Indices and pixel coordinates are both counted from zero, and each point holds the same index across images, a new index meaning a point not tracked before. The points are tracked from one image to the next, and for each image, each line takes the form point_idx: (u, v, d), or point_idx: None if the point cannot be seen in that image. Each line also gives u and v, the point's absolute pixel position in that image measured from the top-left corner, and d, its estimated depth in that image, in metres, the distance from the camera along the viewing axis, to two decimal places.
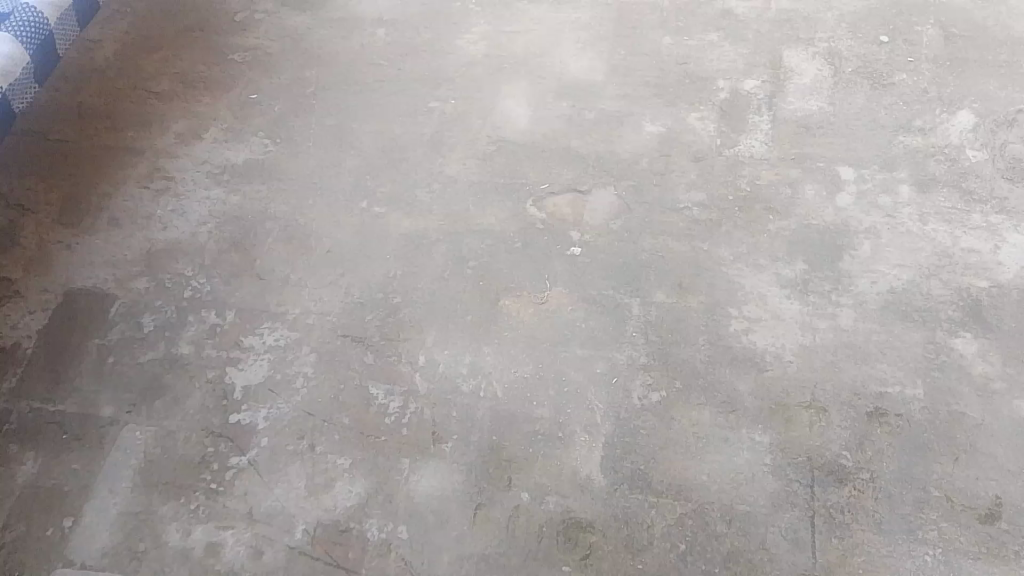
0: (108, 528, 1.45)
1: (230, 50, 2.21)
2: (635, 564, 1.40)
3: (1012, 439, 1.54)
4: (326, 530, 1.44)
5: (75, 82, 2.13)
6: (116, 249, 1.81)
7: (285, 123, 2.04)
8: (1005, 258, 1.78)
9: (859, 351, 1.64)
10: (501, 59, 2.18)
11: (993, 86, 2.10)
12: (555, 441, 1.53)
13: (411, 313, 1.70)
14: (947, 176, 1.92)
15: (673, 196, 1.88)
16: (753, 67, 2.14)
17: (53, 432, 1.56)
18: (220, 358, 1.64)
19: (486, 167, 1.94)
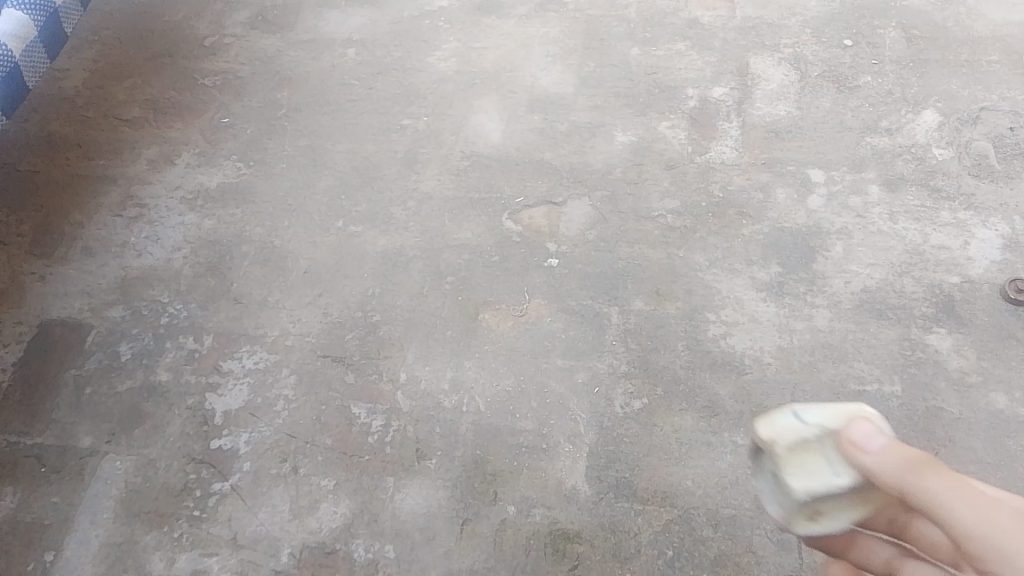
0: (90, 561, 1.43)
1: (201, 74, 2.21)
2: (623, 573, 1.40)
3: (988, 432, 1.56)
4: (313, 553, 1.43)
5: (44, 112, 2.12)
6: (91, 278, 1.79)
7: (259, 145, 2.04)
8: (974, 254, 1.82)
9: (836, 351, 1.66)
10: (472, 74, 2.20)
11: (955, 86, 2.14)
12: (539, 453, 1.53)
13: (391, 331, 1.70)
14: (915, 175, 1.95)
15: (647, 204, 1.90)
16: (721, 74, 2.17)
17: (31, 465, 1.54)
18: (199, 384, 1.63)
19: (461, 182, 1.95)
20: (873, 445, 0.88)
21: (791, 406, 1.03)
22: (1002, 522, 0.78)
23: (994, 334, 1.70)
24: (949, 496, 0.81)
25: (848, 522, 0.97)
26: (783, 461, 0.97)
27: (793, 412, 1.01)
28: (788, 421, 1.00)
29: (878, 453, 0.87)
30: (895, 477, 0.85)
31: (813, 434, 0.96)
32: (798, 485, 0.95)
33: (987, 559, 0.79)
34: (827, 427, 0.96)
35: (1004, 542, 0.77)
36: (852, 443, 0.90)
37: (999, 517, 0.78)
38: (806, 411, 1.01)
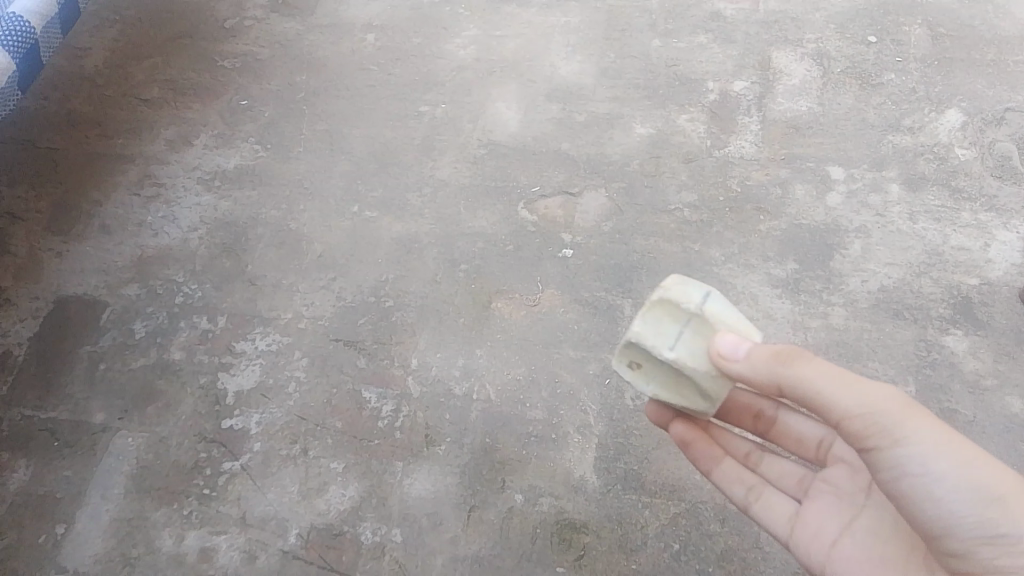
0: (101, 535, 1.45)
1: (220, 56, 2.22)
2: (629, 565, 1.40)
3: (1003, 436, 1.55)
4: (320, 535, 1.44)
5: (65, 90, 2.13)
6: (107, 255, 1.81)
7: (276, 128, 2.04)
8: (994, 256, 1.79)
9: (851, 350, 1.65)
10: (491, 63, 2.19)
11: (981, 85, 2.11)
12: (549, 443, 1.53)
13: (403, 317, 1.70)
14: (937, 175, 1.93)
15: (664, 197, 1.89)
16: (742, 68, 2.15)
17: (44, 439, 1.55)
18: (211, 363, 1.64)
19: (477, 170, 1.95)
20: (733, 351, 1.06)
21: (712, 289, 1.17)
22: (879, 402, 1.00)
23: (1013, 337, 1.68)
24: (822, 380, 1.02)
25: (653, 387, 1.20)
26: (653, 307, 1.16)
27: (706, 295, 1.16)
28: (691, 292, 1.15)
29: (736, 358, 1.06)
30: (757, 371, 1.05)
31: (692, 307, 1.14)
32: (639, 328, 1.15)
33: (867, 431, 1.01)
34: (705, 316, 1.14)
35: (880, 416, 0.99)
36: (716, 351, 1.08)
37: (875, 397, 1.00)
38: (715, 300, 1.17)
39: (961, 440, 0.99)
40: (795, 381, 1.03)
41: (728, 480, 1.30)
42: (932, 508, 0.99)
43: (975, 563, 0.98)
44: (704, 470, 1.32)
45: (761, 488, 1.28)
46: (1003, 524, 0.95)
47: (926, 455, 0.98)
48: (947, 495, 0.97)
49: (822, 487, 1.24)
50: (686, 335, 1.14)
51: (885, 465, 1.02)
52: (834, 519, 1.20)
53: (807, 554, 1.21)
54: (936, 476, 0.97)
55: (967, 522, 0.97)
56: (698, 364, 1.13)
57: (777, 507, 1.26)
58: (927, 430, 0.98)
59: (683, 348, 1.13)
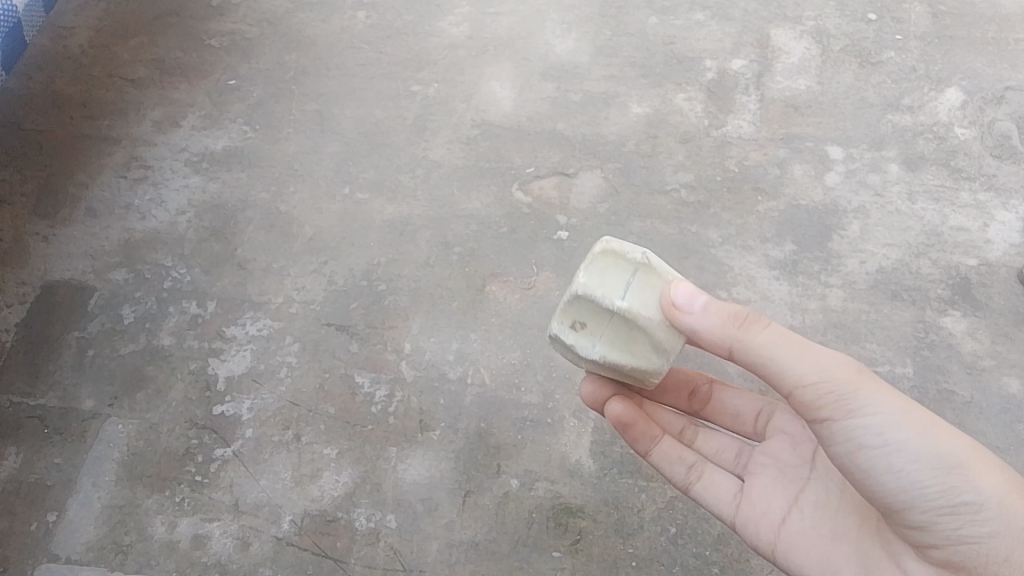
0: (92, 523, 1.43)
1: (208, 35, 2.17)
2: (625, 549, 1.39)
3: (1000, 417, 1.54)
4: (314, 521, 1.43)
5: (49, 70, 2.08)
6: (95, 239, 1.77)
7: (266, 109, 2.00)
8: (993, 236, 1.78)
9: (849, 331, 1.63)
10: (485, 41, 2.14)
11: (981, 64, 2.08)
12: (544, 427, 1.51)
13: (396, 300, 1.67)
14: (936, 154, 1.90)
15: (661, 177, 1.86)
16: (740, 46, 2.12)
17: (33, 426, 1.53)
18: (202, 349, 1.62)
19: (471, 151, 1.92)
20: (695, 305, 1.07)
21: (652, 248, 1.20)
22: (835, 373, 1.03)
23: (1011, 318, 1.66)
24: (781, 347, 1.03)
25: (599, 348, 1.17)
26: (598, 258, 1.14)
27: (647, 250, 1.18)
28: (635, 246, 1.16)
29: (697, 312, 1.06)
30: (718, 329, 1.06)
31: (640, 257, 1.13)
32: (586, 279, 1.13)
33: (825, 404, 1.03)
34: (653, 265, 1.13)
35: (836, 388, 1.02)
36: (676, 303, 1.08)
37: (830, 366, 1.03)
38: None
39: (915, 411, 1.03)
40: (753, 347, 1.04)
41: (670, 461, 1.29)
42: (892, 480, 1.02)
43: (934, 531, 1.02)
44: (645, 451, 1.29)
45: (703, 466, 1.28)
46: (962, 491, 0.99)
47: (884, 427, 1.01)
48: (907, 467, 1.00)
49: (763, 463, 1.26)
50: (635, 286, 1.12)
51: (842, 438, 1.04)
52: (779, 494, 1.22)
53: (754, 531, 1.22)
54: (896, 447, 1.01)
55: (928, 492, 1.00)
56: (649, 313, 1.11)
57: (720, 485, 1.26)
58: (883, 401, 1.02)
59: (633, 297, 1.12)
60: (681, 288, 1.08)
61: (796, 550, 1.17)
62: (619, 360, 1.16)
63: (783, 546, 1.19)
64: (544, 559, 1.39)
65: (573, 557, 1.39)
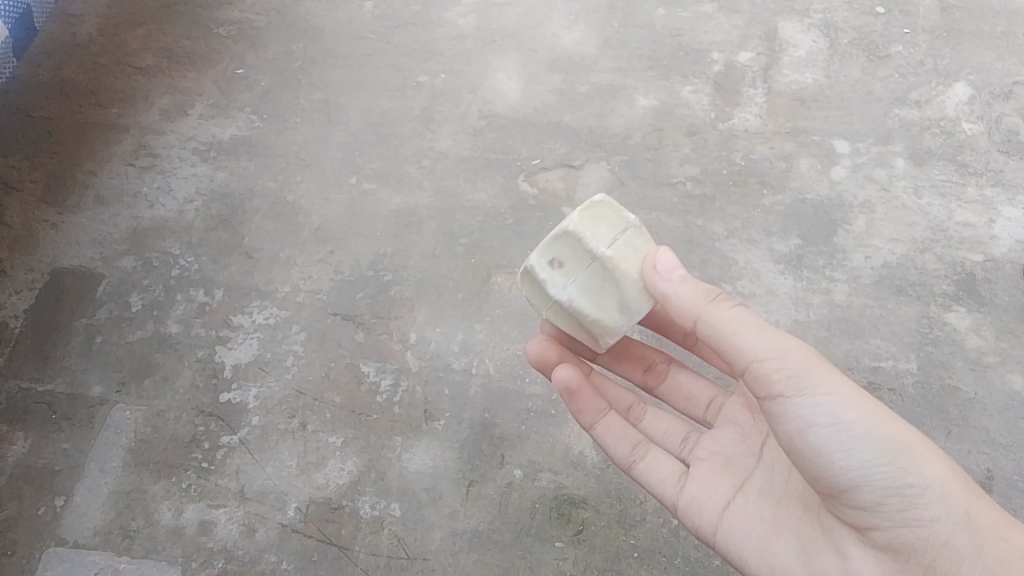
0: (100, 508, 1.45)
1: (215, 24, 2.17)
2: (627, 540, 1.41)
3: (1003, 413, 1.55)
4: (319, 508, 1.44)
5: (57, 58, 2.08)
6: (103, 227, 1.78)
7: (273, 98, 2.01)
8: (999, 232, 1.78)
9: (853, 326, 1.64)
10: (492, 31, 2.14)
11: (989, 58, 2.07)
12: (548, 418, 1.52)
13: (402, 291, 1.68)
14: (943, 150, 1.90)
15: (667, 170, 1.86)
16: (748, 39, 2.11)
17: (42, 412, 1.54)
18: (208, 337, 1.63)
19: (477, 142, 1.92)
20: (676, 272, 1.10)
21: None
22: (791, 351, 1.03)
23: (1015, 314, 1.67)
24: (742, 325, 1.05)
25: (570, 292, 1.16)
26: (597, 204, 1.17)
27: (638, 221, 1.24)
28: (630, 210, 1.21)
29: (674, 281, 1.10)
30: (689, 300, 1.08)
31: (633, 221, 1.18)
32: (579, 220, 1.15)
33: (779, 380, 1.02)
34: (642, 232, 1.18)
35: (791, 364, 1.02)
36: (660, 265, 1.11)
37: (786, 345, 1.03)
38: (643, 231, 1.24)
39: (865, 395, 1.03)
40: (716, 324, 1.06)
41: (613, 437, 1.28)
42: (841, 461, 1.00)
43: (879, 514, 1.00)
44: (589, 424, 1.28)
45: (647, 446, 1.27)
46: (909, 473, 0.98)
47: (837, 406, 1.00)
48: (856, 447, 0.99)
49: (709, 449, 1.25)
50: (622, 242, 1.15)
51: (793, 417, 1.02)
52: (723, 479, 1.20)
53: (695, 513, 1.20)
54: (847, 427, 0.99)
55: (876, 472, 0.98)
56: (630, 269, 1.14)
57: (663, 466, 1.25)
58: (836, 381, 1.02)
59: (618, 250, 1.14)
60: (665, 255, 1.12)
61: (738, 533, 1.15)
62: (587, 308, 1.16)
63: (726, 530, 1.16)
64: (547, 548, 1.40)
65: (576, 547, 1.40)
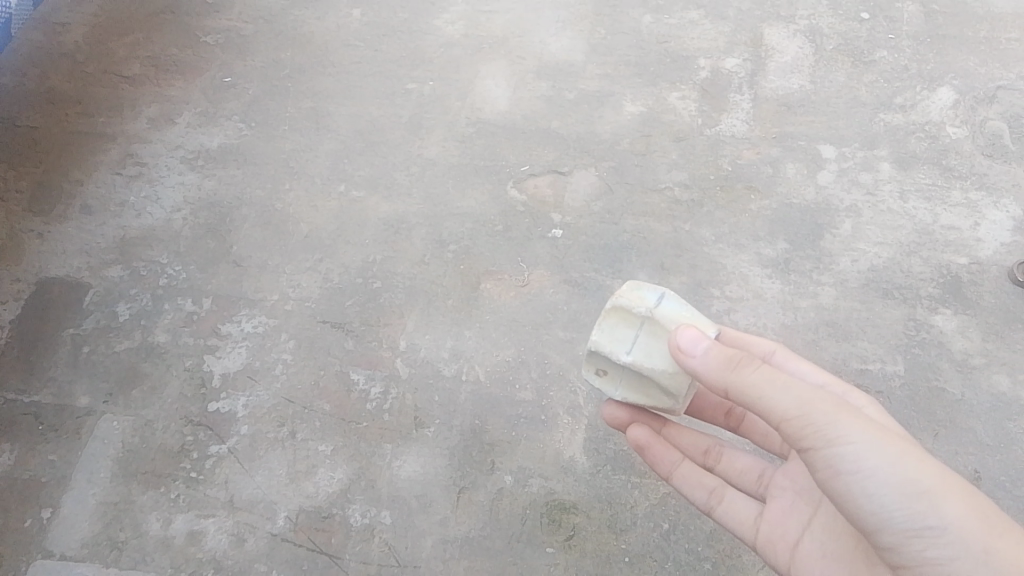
0: (87, 519, 1.43)
1: (203, 32, 2.17)
2: (618, 545, 1.40)
3: (990, 414, 1.55)
4: (309, 517, 1.43)
5: (43, 67, 2.07)
6: (90, 237, 1.77)
7: (261, 106, 2.01)
8: (985, 235, 1.79)
9: (841, 329, 1.65)
10: (480, 39, 2.15)
11: (973, 63, 2.09)
12: (539, 424, 1.52)
13: (391, 298, 1.68)
14: (928, 154, 1.92)
15: (654, 176, 1.87)
16: (734, 45, 2.13)
17: (28, 423, 1.53)
18: (197, 346, 1.62)
19: (465, 149, 1.92)
20: (698, 349, 1.05)
21: (667, 290, 1.20)
22: (815, 404, 0.99)
23: (1001, 317, 1.68)
24: (767, 385, 1.01)
25: (620, 391, 1.23)
26: (609, 312, 1.18)
27: (661, 296, 1.18)
28: (643, 298, 1.17)
29: (699, 354, 1.05)
30: (716, 373, 1.04)
31: (646, 310, 1.16)
32: (598, 338, 1.19)
33: (804, 434, 0.99)
34: (659, 318, 1.15)
35: (815, 419, 0.98)
36: (680, 347, 1.07)
37: (810, 398, 0.99)
38: (670, 301, 1.18)
39: (893, 437, 0.98)
40: (742, 389, 1.02)
41: (690, 485, 1.30)
42: (866, 505, 0.97)
43: (902, 553, 0.98)
44: (665, 474, 1.31)
45: (723, 490, 1.28)
46: (928, 515, 0.94)
47: (859, 454, 0.96)
48: (877, 492, 0.96)
49: (781, 485, 1.24)
50: (642, 339, 1.17)
51: (820, 466, 1.00)
52: (793, 517, 1.20)
53: (771, 552, 1.21)
54: (868, 475, 0.96)
55: (896, 515, 0.96)
56: (655, 364, 1.16)
57: (741, 509, 1.26)
58: (860, 428, 0.97)
59: (639, 351, 1.17)
60: (683, 332, 1.07)
61: (808, 570, 1.16)
62: (638, 398, 1.23)
63: (798, 568, 1.17)
64: (538, 554, 1.39)
65: (567, 553, 1.39)
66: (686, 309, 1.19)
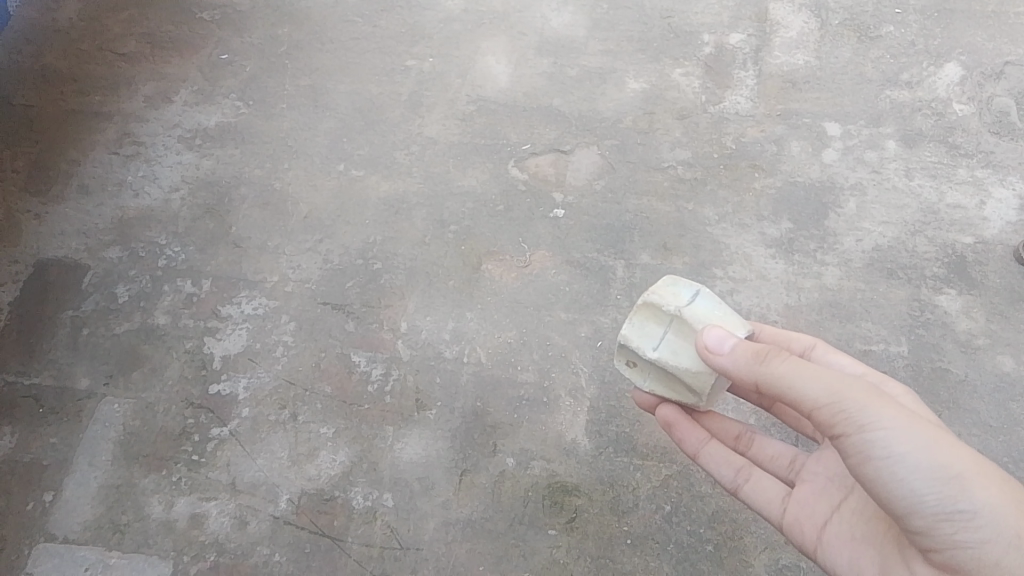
0: (90, 502, 1.43)
1: (199, 8, 2.13)
2: (620, 526, 1.40)
3: (993, 395, 1.55)
4: (311, 499, 1.43)
5: (37, 44, 2.04)
6: (87, 218, 1.75)
7: (258, 84, 1.98)
8: (990, 214, 1.77)
9: (844, 310, 1.63)
10: (480, 14, 2.12)
11: (981, 38, 2.06)
12: (541, 406, 1.52)
13: (392, 279, 1.67)
14: (934, 131, 1.89)
15: (658, 154, 1.85)
16: (738, 20, 2.09)
17: (29, 405, 1.52)
18: (197, 328, 1.61)
19: (466, 128, 1.90)
20: (725, 347, 1.08)
21: (703, 288, 1.21)
22: (846, 390, 0.99)
23: (1006, 297, 1.67)
24: (797, 375, 1.01)
25: (648, 383, 1.26)
26: (640, 308, 1.21)
27: (694, 294, 1.20)
28: (676, 296, 1.19)
29: (726, 352, 1.08)
30: (743, 367, 1.06)
31: (675, 309, 1.18)
32: (627, 332, 1.22)
33: (836, 420, 0.99)
34: (687, 317, 1.17)
35: (847, 406, 0.98)
36: (707, 346, 1.09)
37: (842, 386, 0.99)
38: (704, 300, 1.20)
39: (925, 423, 0.98)
40: (773, 378, 1.03)
41: (717, 463, 1.29)
42: (896, 490, 0.97)
43: (930, 536, 0.97)
44: (692, 452, 1.31)
45: (751, 470, 1.28)
46: (958, 499, 0.94)
47: (891, 440, 0.96)
48: (908, 477, 0.96)
49: (814, 470, 1.24)
50: (670, 337, 1.19)
51: (851, 453, 1.00)
52: (823, 501, 1.20)
53: (797, 532, 1.21)
54: (900, 460, 0.96)
55: (927, 500, 0.95)
56: (681, 362, 1.18)
57: (768, 489, 1.25)
58: (892, 414, 0.97)
59: (666, 348, 1.19)
60: (710, 330, 1.10)
61: (835, 552, 1.15)
62: (665, 392, 1.25)
63: (825, 549, 1.16)
64: (540, 536, 1.39)
65: (569, 535, 1.40)
66: (719, 308, 1.19)
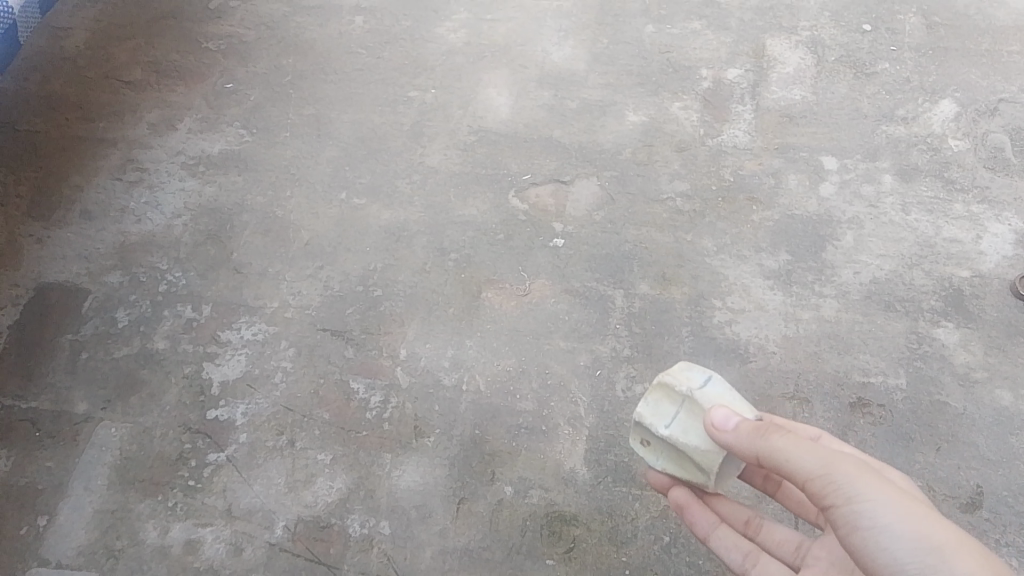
0: (83, 527, 1.42)
1: (205, 38, 2.17)
2: (619, 558, 1.39)
3: (992, 429, 1.54)
4: (307, 527, 1.42)
5: (45, 71, 2.07)
6: (90, 242, 1.77)
7: (262, 112, 2.01)
8: (986, 248, 1.79)
9: (842, 342, 1.64)
10: (483, 47, 2.16)
11: (975, 76, 2.10)
12: (539, 434, 1.51)
13: (392, 306, 1.68)
14: (930, 166, 1.92)
15: (657, 186, 1.87)
16: (736, 56, 2.13)
17: (25, 429, 1.52)
18: (196, 353, 1.61)
19: (468, 158, 1.92)
20: (729, 424, 1.10)
21: (717, 373, 1.23)
22: (836, 462, 1.00)
23: (1003, 331, 1.67)
24: (792, 446, 1.03)
25: (662, 462, 1.27)
26: (655, 387, 1.24)
27: (708, 378, 1.22)
28: (690, 378, 1.22)
29: (731, 428, 1.10)
30: (743, 440, 1.07)
31: (687, 389, 1.20)
32: (642, 409, 1.24)
33: (826, 490, 1.00)
34: (698, 398, 1.19)
35: (836, 475, 0.99)
36: (713, 423, 1.12)
37: (834, 458, 1.01)
38: (717, 385, 1.22)
39: (912, 498, 0.99)
40: (769, 450, 1.04)
41: (726, 547, 1.28)
42: (882, 560, 0.96)
43: None
44: (703, 535, 1.28)
45: (758, 556, 1.27)
46: (942, 570, 0.93)
47: (876, 509, 0.97)
48: (892, 545, 0.95)
49: (817, 556, 1.22)
50: (682, 417, 1.21)
51: (840, 524, 1.00)
52: None
53: None
54: (885, 530, 0.96)
55: (910, 569, 0.94)
56: (691, 441, 1.19)
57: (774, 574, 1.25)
58: (879, 486, 0.98)
59: (677, 427, 1.21)
60: (717, 409, 1.12)
61: None
62: (678, 470, 1.25)
63: None
64: (537, 567, 1.38)
65: (566, 566, 1.38)
66: (732, 394, 1.21)
